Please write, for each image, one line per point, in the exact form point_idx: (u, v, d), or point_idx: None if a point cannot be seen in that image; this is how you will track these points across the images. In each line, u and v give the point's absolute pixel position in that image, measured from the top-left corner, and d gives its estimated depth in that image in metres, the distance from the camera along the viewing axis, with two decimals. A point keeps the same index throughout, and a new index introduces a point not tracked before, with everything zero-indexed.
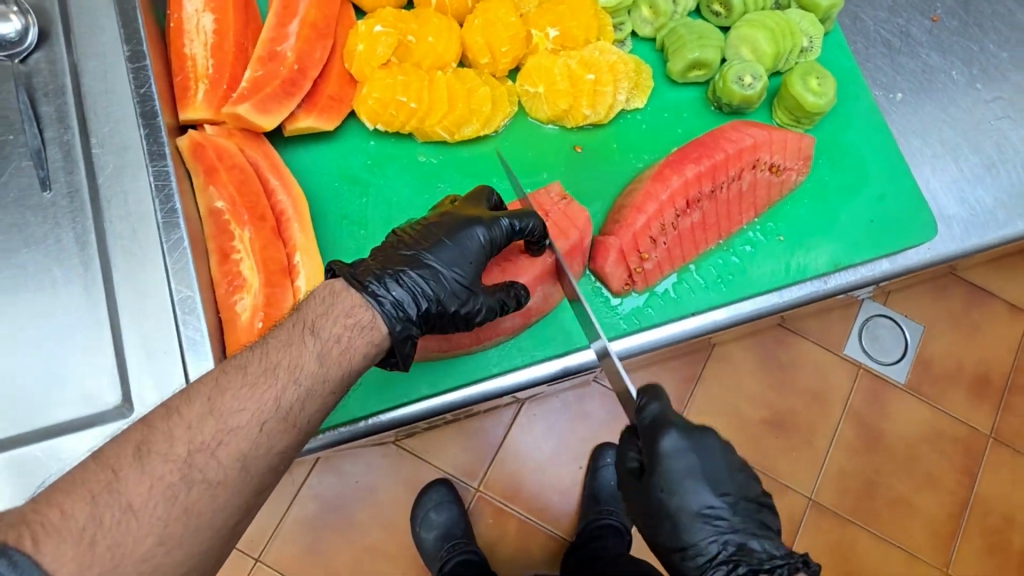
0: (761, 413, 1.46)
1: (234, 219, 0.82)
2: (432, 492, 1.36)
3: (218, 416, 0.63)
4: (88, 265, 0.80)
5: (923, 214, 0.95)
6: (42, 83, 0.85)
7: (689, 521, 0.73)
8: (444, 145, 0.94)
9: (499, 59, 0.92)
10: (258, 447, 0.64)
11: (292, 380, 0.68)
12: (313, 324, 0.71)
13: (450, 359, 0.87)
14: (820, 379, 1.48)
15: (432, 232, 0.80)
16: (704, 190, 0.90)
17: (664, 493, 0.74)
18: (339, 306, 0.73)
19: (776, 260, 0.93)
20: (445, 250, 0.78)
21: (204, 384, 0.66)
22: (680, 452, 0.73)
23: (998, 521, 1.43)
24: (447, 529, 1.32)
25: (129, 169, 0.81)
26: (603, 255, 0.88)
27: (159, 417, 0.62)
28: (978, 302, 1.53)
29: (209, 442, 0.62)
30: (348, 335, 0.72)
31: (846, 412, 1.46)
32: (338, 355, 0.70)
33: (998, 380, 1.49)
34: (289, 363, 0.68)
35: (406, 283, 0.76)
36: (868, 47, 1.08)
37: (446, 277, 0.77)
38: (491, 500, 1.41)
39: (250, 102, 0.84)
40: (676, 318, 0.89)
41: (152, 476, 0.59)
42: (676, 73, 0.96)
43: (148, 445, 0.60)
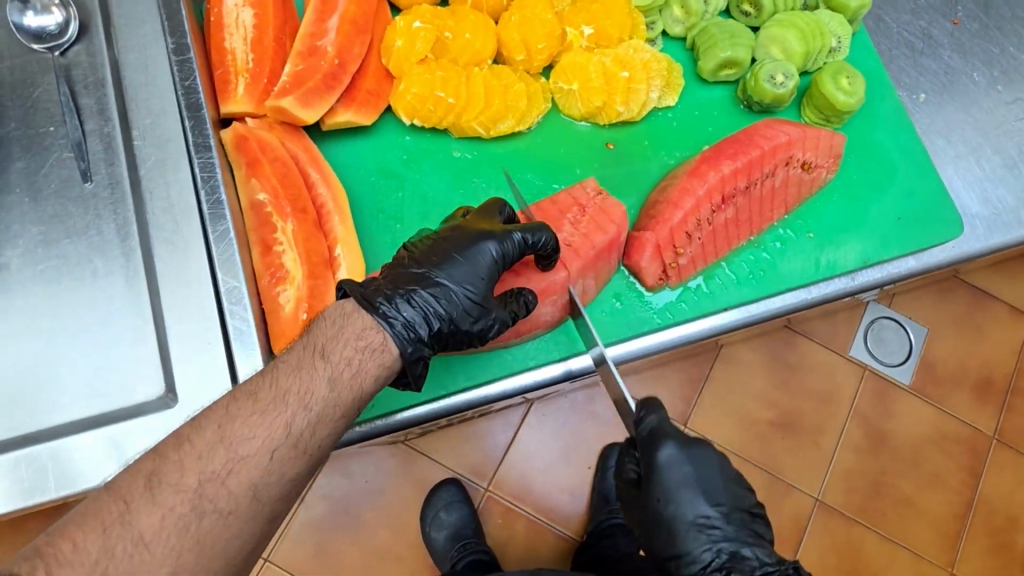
0: (768, 414, 1.47)
1: (276, 212, 0.83)
2: (442, 492, 1.35)
3: (229, 445, 0.64)
4: (129, 257, 0.81)
5: (949, 212, 0.97)
6: (82, 75, 0.85)
7: (684, 531, 0.77)
8: (478, 141, 0.95)
9: (534, 55, 0.94)
10: (269, 474, 0.65)
11: (301, 407, 0.68)
12: (324, 347, 0.71)
13: (489, 352, 0.88)
14: (828, 378, 1.50)
15: (442, 248, 0.79)
16: (740, 185, 0.91)
17: (659, 502, 0.78)
18: (350, 328, 0.72)
19: (806, 255, 0.94)
20: (456, 266, 0.77)
21: (214, 412, 0.67)
22: (675, 463, 0.77)
23: (1002, 521, 1.45)
24: (458, 528, 1.32)
25: (170, 161, 0.82)
26: (638, 251, 0.89)
27: (171, 447, 0.64)
28: (979, 305, 1.54)
29: (219, 471, 0.63)
30: (359, 357, 0.71)
31: (852, 414, 1.48)
32: (349, 379, 0.70)
33: (1002, 382, 1.51)
34: (299, 390, 0.69)
35: (417, 303, 0.75)
36: (891, 48, 1.10)
37: (456, 294, 0.77)
38: (500, 500, 1.41)
39: (294, 95, 0.85)
40: (709, 313, 0.90)
41: (163, 507, 0.60)
42: (707, 72, 0.98)
43: (158, 476, 0.62)
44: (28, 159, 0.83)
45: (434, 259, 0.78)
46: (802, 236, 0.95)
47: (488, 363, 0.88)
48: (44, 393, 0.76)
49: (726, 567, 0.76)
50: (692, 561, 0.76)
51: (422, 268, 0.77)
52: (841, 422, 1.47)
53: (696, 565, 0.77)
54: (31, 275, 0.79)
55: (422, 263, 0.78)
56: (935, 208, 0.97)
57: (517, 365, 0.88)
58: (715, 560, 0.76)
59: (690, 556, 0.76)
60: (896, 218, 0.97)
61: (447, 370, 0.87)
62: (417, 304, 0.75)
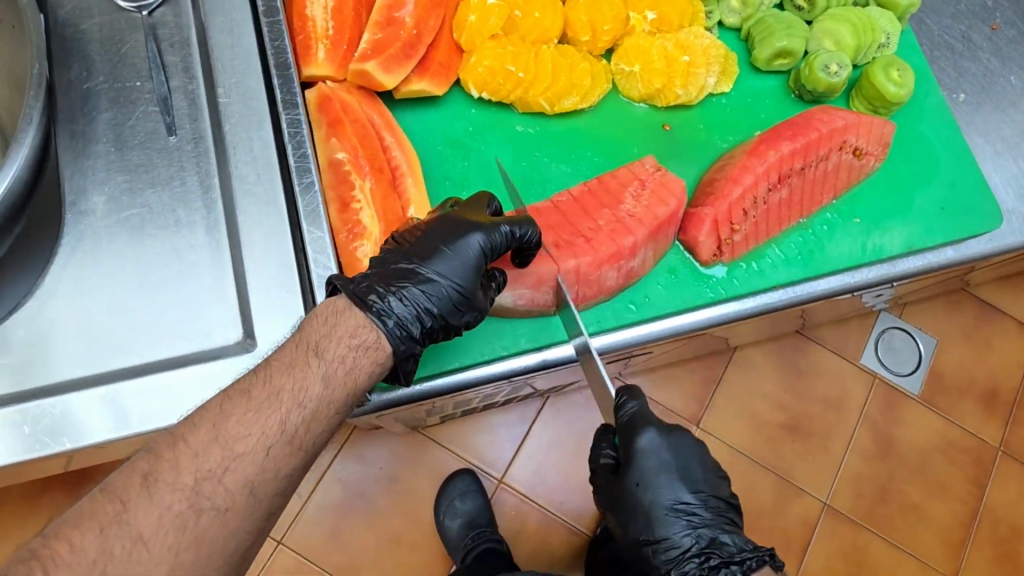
0: (779, 417, 1.50)
1: (355, 171, 0.87)
2: (457, 481, 1.37)
3: (224, 443, 0.66)
4: (210, 209, 0.83)
5: (989, 204, 1.01)
6: (168, 35, 0.89)
7: (662, 517, 0.79)
8: (540, 118, 0.98)
9: (599, 37, 0.97)
10: (264, 471, 0.67)
11: (296, 403, 0.70)
12: (317, 344, 0.73)
13: (550, 318, 0.90)
14: (838, 386, 1.52)
15: (430, 241, 0.79)
16: (796, 168, 0.95)
17: (638, 486, 0.80)
18: (342, 327, 0.74)
19: (853, 239, 0.97)
20: (444, 260, 0.78)
21: (207, 410, 0.68)
22: (655, 449, 0.80)
23: (1007, 530, 1.48)
24: (472, 517, 1.33)
25: (255, 119, 0.85)
26: (696, 226, 0.92)
27: (165, 446, 0.65)
28: (987, 317, 1.58)
29: (216, 470, 0.64)
30: (353, 354, 0.73)
31: (862, 419, 1.50)
32: (343, 376, 0.73)
33: (1008, 394, 1.55)
34: (293, 387, 0.71)
35: (408, 300, 0.77)
36: (933, 49, 1.14)
37: (444, 288, 0.77)
38: (513, 492, 1.41)
39: (376, 61, 0.88)
40: (757, 290, 0.93)
41: (160, 506, 0.61)
42: (761, 61, 1.01)
43: (155, 475, 0.63)
44: (115, 111, 0.86)
45: (421, 253, 0.79)
46: (852, 220, 0.98)
47: (546, 326, 0.89)
48: (125, 334, 0.79)
49: (704, 553, 0.78)
50: (671, 545, 0.79)
51: (409, 262, 0.78)
52: (849, 427, 1.50)
53: (675, 551, 0.79)
54: (114, 222, 0.82)
55: (409, 257, 0.78)
56: (976, 200, 1.01)
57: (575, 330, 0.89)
58: (694, 546, 0.78)
59: (670, 541, 0.79)
60: (936, 213, 1.00)
61: (507, 333, 0.89)
62: (407, 302, 0.76)
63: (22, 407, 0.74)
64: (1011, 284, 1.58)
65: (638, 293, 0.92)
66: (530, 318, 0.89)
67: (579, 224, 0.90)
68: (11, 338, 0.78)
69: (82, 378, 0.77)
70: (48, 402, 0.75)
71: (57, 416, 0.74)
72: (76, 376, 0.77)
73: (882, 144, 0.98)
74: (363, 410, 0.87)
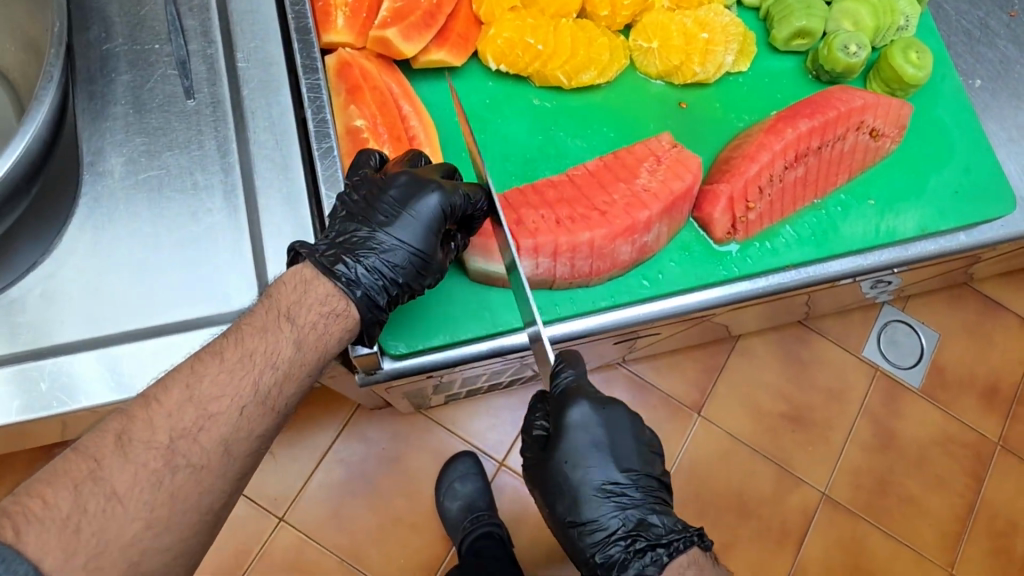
0: (780, 407, 1.50)
1: (373, 138, 0.87)
2: (458, 464, 1.38)
3: (198, 404, 0.66)
4: (228, 173, 0.83)
5: (1003, 189, 1.01)
6: None
7: (591, 497, 0.79)
8: (558, 92, 0.98)
9: (618, 12, 0.97)
10: (239, 430, 0.68)
11: (269, 364, 0.70)
12: (288, 310, 0.73)
13: (565, 291, 0.89)
14: (839, 378, 1.53)
15: (386, 203, 0.77)
16: (809, 150, 0.95)
17: (567, 465, 0.80)
18: (313, 295, 0.74)
19: (867, 221, 0.97)
20: (404, 225, 0.77)
21: (180, 371, 0.69)
22: (585, 425, 0.80)
23: (1003, 525, 1.49)
24: (471, 500, 1.34)
25: (275, 84, 0.85)
26: (712, 203, 0.92)
27: (139, 406, 0.65)
28: (991, 313, 1.59)
29: (191, 428, 0.65)
30: (323, 322, 0.74)
31: (862, 411, 1.51)
32: (314, 340, 0.73)
33: (1007, 390, 1.55)
34: (266, 350, 0.71)
35: (374, 269, 0.76)
36: (950, 34, 1.14)
37: (406, 253, 0.77)
38: (512, 477, 1.42)
39: (396, 28, 0.88)
40: (770, 269, 0.93)
41: (135, 463, 0.62)
42: (779, 40, 1.01)
43: (128, 435, 0.63)
44: (133, 73, 0.85)
45: (378, 218, 0.77)
46: (871, 202, 0.98)
47: (559, 300, 0.89)
48: (143, 294, 0.79)
49: (631, 534, 0.78)
50: (598, 527, 0.79)
51: (367, 229, 0.77)
52: (850, 419, 1.50)
53: (601, 533, 0.79)
54: (131, 184, 0.82)
55: (365, 223, 0.77)
56: (991, 185, 1.01)
57: (590, 304, 0.89)
58: (622, 527, 0.79)
59: (596, 523, 0.79)
60: (953, 199, 1.00)
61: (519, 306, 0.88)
62: (371, 271, 0.76)
63: (39, 363, 0.75)
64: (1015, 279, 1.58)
65: (652, 271, 0.91)
66: (547, 289, 0.89)
67: (590, 201, 0.89)
68: (29, 297, 0.78)
69: (99, 337, 0.77)
70: (63, 360, 0.75)
71: (72, 374, 0.75)
72: (92, 336, 0.77)
73: (897, 128, 0.98)
74: (373, 378, 0.87)
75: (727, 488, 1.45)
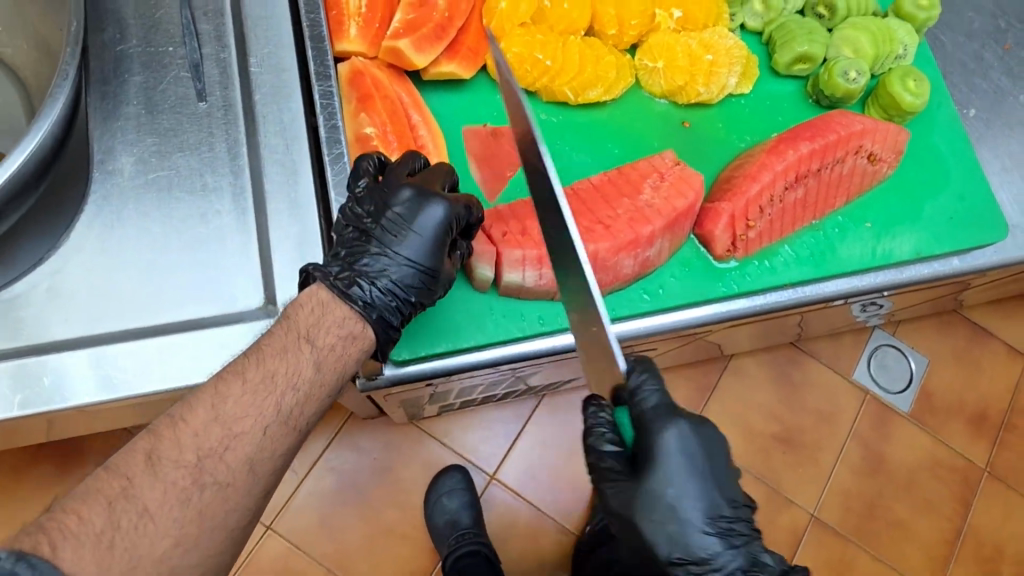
0: (771, 427, 1.51)
1: (382, 146, 0.88)
2: (446, 477, 1.36)
3: (224, 424, 0.67)
4: (237, 175, 0.84)
5: (996, 217, 1.03)
6: (202, 2, 0.89)
7: (703, 535, 0.73)
8: (564, 108, 0.99)
9: (626, 31, 0.99)
10: (263, 450, 0.68)
11: (290, 386, 0.71)
12: (307, 332, 0.74)
13: (565, 302, 0.90)
14: (830, 401, 1.54)
15: (393, 222, 0.77)
16: (809, 176, 0.97)
17: (669, 491, 0.73)
18: (329, 317, 0.75)
19: (864, 243, 0.99)
20: (411, 244, 0.77)
21: (204, 391, 0.69)
22: (682, 445, 0.74)
23: (989, 551, 1.49)
24: (458, 516, 1.32)
25: (287, 90, 0.87)
26: (713, 220, 0.93)
27: (165, 425, 0.65)
28: (980, 340, 1.61)
29: (216, 448, 0.65)
30: (341, 343, 0.75)
31: (852, 434, 1.52)
32: (333, 362, 0.74)
33: (995, 417, 1.57)
34: (287, 370, 0.71)
35: (386, 291, 0.77)
36: (946, 65, 1.17)
37: (416, 273, 0.77)
38: (502, 491, 1.41)
39: (408, 39, 0.90)
40: (769, 287, 0.95)
41: (164, 482, 0.62)
42: (781, 65, 1.04)
43: (158, 454, 0.63)
44: (146, 75, 0.86)
45: (381, 237, 0.77)
46: (869, 224, 1.00)
47: (560, 311, 0.90)
48: (151, 292, 0.79)
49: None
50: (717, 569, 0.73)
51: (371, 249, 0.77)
52: (840, 442, 1.52)
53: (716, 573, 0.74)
54: (141, 183, 0.83)
55: (370, 243, 0.77)
56: (983, 211, 1.03)
57: None
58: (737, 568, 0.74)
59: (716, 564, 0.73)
60: (946, 223, 1.02)
61: (520, 315, 0.89)
62: (383, 291, 0.76)
63: (41, 359, 0.75)
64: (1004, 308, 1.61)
65: (651, 286, 0.93)
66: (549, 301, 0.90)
67: (595, 215, 0.90)
68: (34, 292, 0.78)
69: (104, 334, 0.77)
70: (63, 358, 0.75)
71: (73, 372, 0.75)
72: (98, 332, 0.77)
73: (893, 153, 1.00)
74: (371, 386, 0.86)
75: None
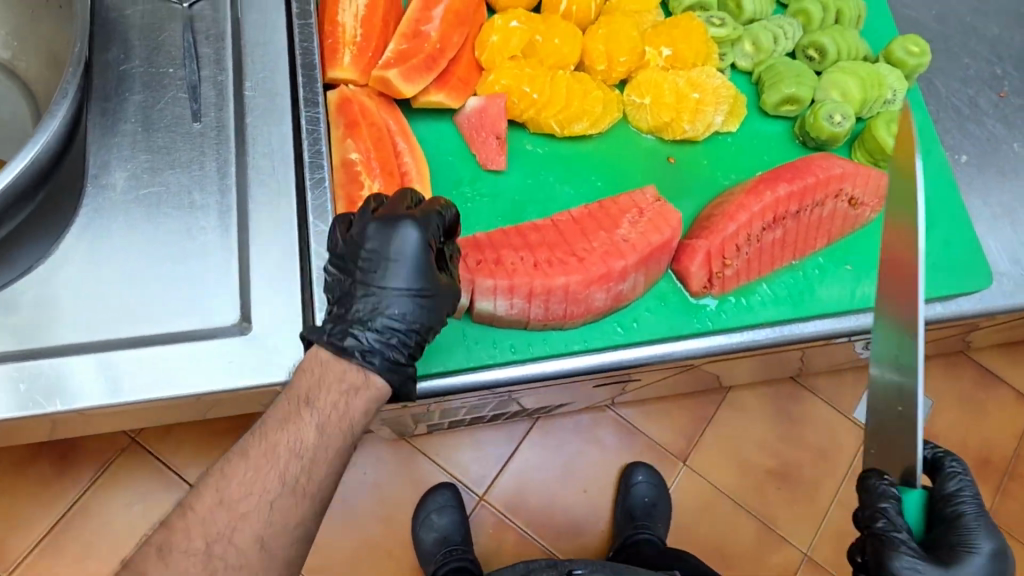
0: (768, 463, 1.49)
1: (365, 172, 0.91)
2: (437, 495, 1.37)
3: (229, 506, 0.71)
4: (224, 194, 0.87)
5: (981, 264, 1.02)
6: (205, 27, 0.93)
7: None
8: (550, 139, 1.02)
9: (615, 67, 1.01)
10: (270, 525, 0.71)
11: (293, 455, 0.73)
12: (307, 395, 0.75)
13: (538, 331, 0.91)
14: (829, 439, 1.52)
15: (374, 251, 0.78)
16: (784, 220, 0.98)
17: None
18: (331, 374, 0.76)
19: (844, 285, 0.99)
20: (393, 275, 0.77)
21: (213, 479, 0.73)
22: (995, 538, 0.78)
23: None
24: (448, 533, 1.34)
25: (278, 114, 0.90)
26: (689, 256, 0.94)
27: (177, 517, 0.72)
28: (987, 385, 1.58)
29: (224, 533, 0.71)
30: (345, 399, 0.76)
31: (849, 474, 1.50)
32: (337, 420, 0.75)
33: (998, 463, 1.54)
34: (289, 440, 0.74)
35: (381, 331, 0.77)
36: (939, 110, 1.18)
37: (405, 301, 0.77)
38: (492, 511, 1.42)
39: (397, 69, 0.93)
40: (744, 325, 0.95)
41: (175, 571, 0.69)
42: (769, 105, 1.05)
43: (168, 546, 0.70)
44: (146, 94, 0.90)
45: (360, 280, 0.79)
46: (850, 266, 1.00)
47: (533, 339, 0.91)
48: (136, 304, 0.82)
49: None
50: None
51: (356, 294, 0.78)
52: (837, 481, 1.50)
53: None
54: (133, 198, 0.86)
55: (353, 291, 0.78)
56: (968, 258, 1.03)
57: (563, 346, 0.91)
58: None
59: None
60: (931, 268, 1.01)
61: (494, 342, 0.90)
62: (383, 334, 0.77)
63: (51, 362, 0.78)
64: (1010, 352, 1.58)
65: (627, 318, 0.94)
66: (522, 329, 0.91)
67: (573, 246, 0.92)
68: (25, 298, 0.81)
69: (88, 342, 0.80)
70: (62, 363, 0.78)
71: (71, 378, 0.78)
72: (81, 340, 0.80)
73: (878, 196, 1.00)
74: None
75: (707, 541, 1.44)
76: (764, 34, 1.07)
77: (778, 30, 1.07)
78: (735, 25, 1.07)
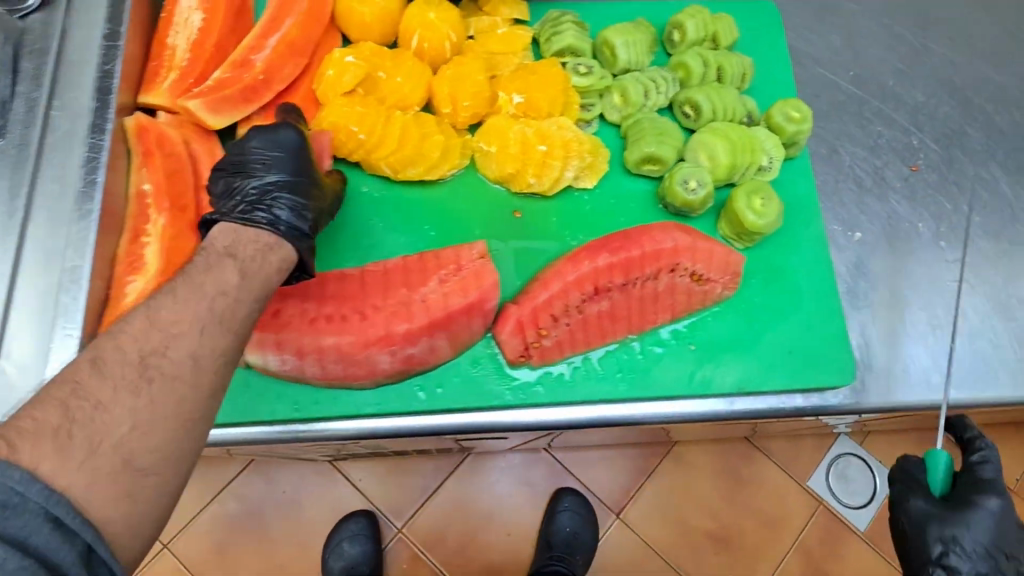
0: (706, 523, 1.31)
1: (155, 206, 0.87)
2: (350, 521, 1.25)
3: None
4: (11, 216, 0.82)
5: (845, 355, 0.92)
6: (31, 39, 0.89)
7: None
8: (387, 182, 0.96)
9: (459, 111, 0.95)
10: None
11: (82, 449, 0.57)
12: (155, 318, 0.65)
13: (327, 388, 0.85)
14: (777, 504, 1.32)
15: (262, 154, 0.80)
16: (605, 300, 0.90)
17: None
18: (216, 274, 0.70)
19: (683, 366, 0.90)
20: (286, 156, 0.81)
21: None
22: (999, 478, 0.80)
23: None
24: (354, 564, 1.21)
25: (73, 140, 0.85)
26: (501, 322, 0.88)
27: None
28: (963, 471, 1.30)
29: None
30: (200, 326, 0.66)
31: (795, 547, 1.30)
32: (151, 445, 0.60)
33: None
34: (82, 423, 0.58)
35: (285, 200, 0.79)
36: (837, 180, 1.08)
37: (306, 177, 0.81)
38: (411, 544, 1.29)
39: (203, 99, 0.89)
40: (559, 402, 0.88)
41: None
42: (630, 162, 0.97)
43: None
44: None
45: (246, 175, 0.79)
46: (697, 344, 0.92)
47: (321, 397, 0.85)
48: None
49: None
50: None
51: (249, 213, 0.77)
52: (782, 552, 1.30)
53: None
54: None
55: (243, 209, 0.78)
56: (831, 348, 0.92)
57: (353, 407, 0.85)
58: None
59: None
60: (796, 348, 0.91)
61: (279, 395, 0.85)
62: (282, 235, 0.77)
63: None
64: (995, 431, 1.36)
65: (433, 384, 0.87)
66: (310, 385, 0.85)
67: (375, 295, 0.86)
68: None
69: None
70: None
71: None
72: None
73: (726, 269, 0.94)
74: None
75: None
76: (628, 86, 0.99)
77: (644, 80, 1.00)
78: (599, 70, 0.99)
